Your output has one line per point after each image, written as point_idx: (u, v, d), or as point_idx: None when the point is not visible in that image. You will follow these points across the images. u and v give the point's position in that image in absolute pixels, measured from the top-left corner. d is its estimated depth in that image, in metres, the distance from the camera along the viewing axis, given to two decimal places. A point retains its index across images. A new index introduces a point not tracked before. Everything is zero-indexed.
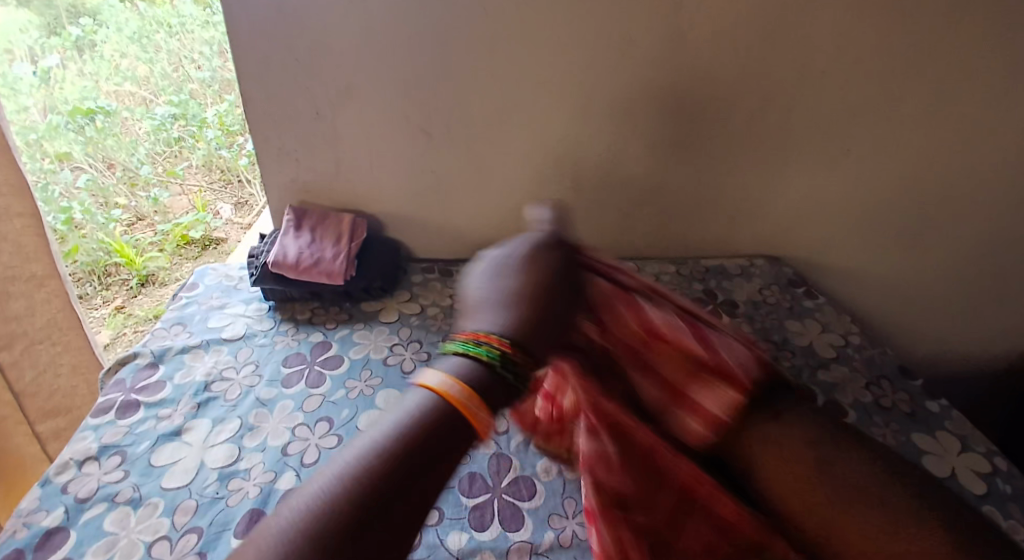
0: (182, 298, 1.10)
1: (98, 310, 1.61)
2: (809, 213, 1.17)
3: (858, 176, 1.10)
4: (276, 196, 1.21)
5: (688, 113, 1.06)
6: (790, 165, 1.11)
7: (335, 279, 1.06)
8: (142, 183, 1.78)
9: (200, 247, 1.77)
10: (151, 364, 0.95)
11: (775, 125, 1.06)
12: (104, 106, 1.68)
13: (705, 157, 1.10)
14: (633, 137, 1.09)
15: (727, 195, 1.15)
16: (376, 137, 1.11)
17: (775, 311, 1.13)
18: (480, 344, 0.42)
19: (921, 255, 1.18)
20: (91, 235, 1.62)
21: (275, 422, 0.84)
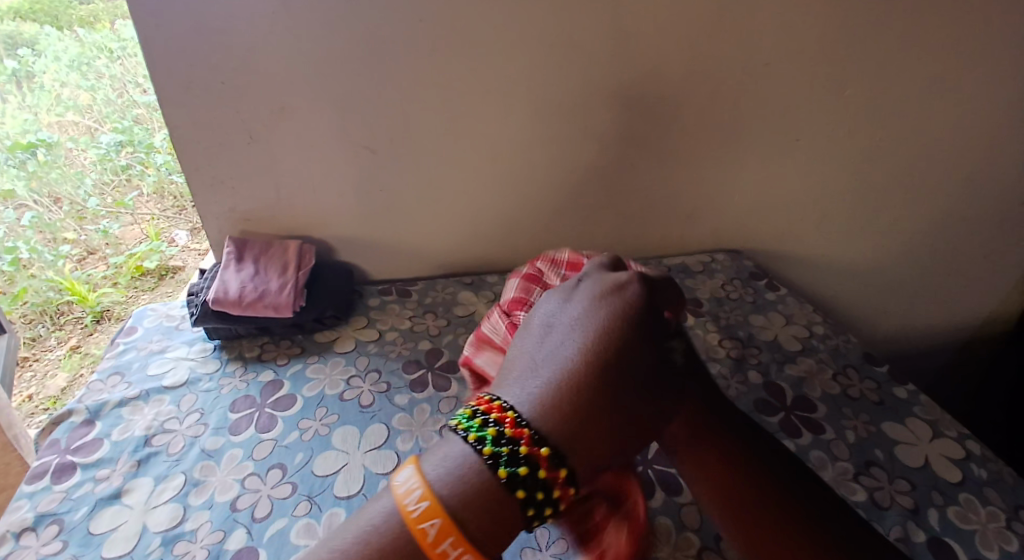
0: (119, 345, 1.03)
1: (52, 352, 1.51)
2: (766, 205, 1.16)
3: (810, 165, 1.10)
4: (215, 228, 1.14)
5: (636, 112, 1.04)
6: (744, 159, 1.09)
7: (282, 312, 1.00)
8: (90, 216, 1.68)
9: (156, 277, 1.64)
10: (87, 421, 0.88)
11: (725, 119, 1.04)
12: (45, 138, 1.59)
13: (659, 154, 1.08)
14: (583, 141, 1.06)
15: (683, 193, 1.14)
16: (317, 158, 1.06)
17: (739, 307, 1.12)
18: (478, 420, 0.51)
19: (878, 239, 1.18)
20: (39, 274, 1.55)
21: (223, 475, 0.79)
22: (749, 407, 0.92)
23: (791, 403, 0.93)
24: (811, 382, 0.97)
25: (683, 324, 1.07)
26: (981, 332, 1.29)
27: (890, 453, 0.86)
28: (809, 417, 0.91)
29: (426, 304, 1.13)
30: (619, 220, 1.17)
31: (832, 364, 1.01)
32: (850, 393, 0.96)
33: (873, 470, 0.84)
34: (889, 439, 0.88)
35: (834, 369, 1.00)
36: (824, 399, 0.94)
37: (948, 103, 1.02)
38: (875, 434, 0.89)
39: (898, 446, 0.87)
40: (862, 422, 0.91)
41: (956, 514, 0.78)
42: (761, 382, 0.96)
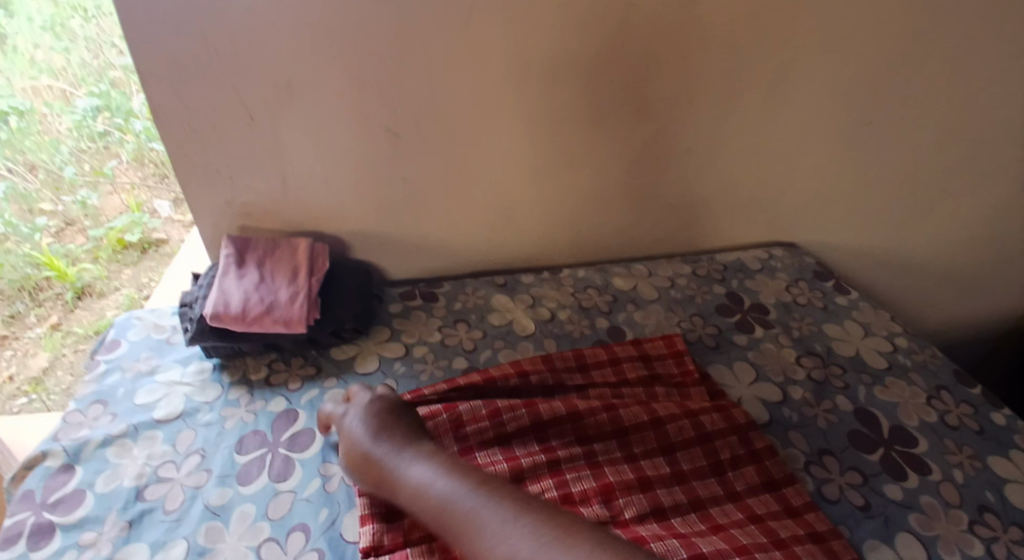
0: (100, 365, 0.88)
1: (32, 331, 1.36)
2: (808, 200, 1.16)
3: (834, 159, 1.10)
4: (209, 223, 0.97)
5: (668, 100, 0.98)
6: (780, 144, 1.07)
7: (295, 328, 0.84)
8: (66, 186, 1.36)
9: (139, 251, 1.47)
10: (65, 466, 0.73)
11: (757, 108, 1.02)
12: (17, 103, 1.23)
13: (706, 130, 1.03)
14: (625, 137, 1.01)
15: (726, 171, 1.09)
16: (331, 142, 0.91)
17: (809, 314, 1.03)
18: None
19: (907, 218, 1.19)
20: (16, 249, 1.32)
21: (234, 539, 0.65)
22: (844, 442, 0.80)
23: (888, 435, 0.82)
24: (906, 408, 0.86)
25: (752, 337, 0.96)
26: (994, 314, 1.35)
27: (1001, 495, 0.75)
28: (910, 452, 0.80)
29: (457, 310, 1.01)
30: (658, 204, 1.12)
31: (924, 386, 0.90)
32: (948, 421, 0.85)
33: (988, 517, 0.72)
34: (998, 478, 0.77)
35: (925, 391, 0.89)
36: (922, 429, 0.83)
37: (990, 88, 1.02)
38: (983, 471, 0.78)
39: (1010, 486, 0.76)
40: (967, 457, 0.80)
41: None
42: (852, 411, 0.85)
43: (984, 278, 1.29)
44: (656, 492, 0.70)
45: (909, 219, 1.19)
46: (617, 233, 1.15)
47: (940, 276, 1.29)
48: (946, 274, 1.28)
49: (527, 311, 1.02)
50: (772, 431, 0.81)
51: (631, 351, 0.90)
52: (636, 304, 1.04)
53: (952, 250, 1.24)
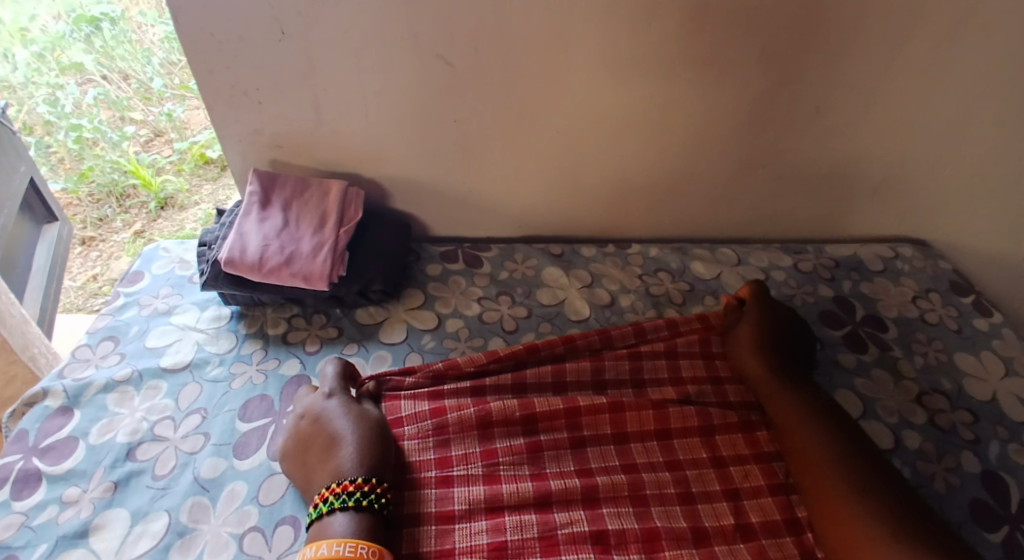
0: (119, 297, 0.83)
1: (117, 235, 1.27)
2: (951, 192, 0.93)
3: (1001, 141, 0.86)
4: (238, 154, 0.88)
5: (792, 46, 0.77)
6: (927, 116, 0.84)
7: (314, 284, 0.75)
8: (156, 97, 1.30)
9: (220, 168, 1.33)
10: (65, 409, 0.68)
11: (905, 66, 0.79)
12: (110, 10, 1.22)
13: (836, 88, 0.81)
14: (726, 90, 0.82)
15: (848, 144, 0.88)
16: (370, 71, 0.78)
17: (937, 336, 0.82)
18: None
19: None
20: (105, 154, 1.27)
21: (216, 524, 0.57)
22: (965, 515, 0.63)
23: (1022, 512, 0.63)
24: None
25: (861, 358, 0.78)
26: None
27: None
28: None
29: (501, 280, 0.89)
30: (757, 177, 0.92)
31: None
32: None
33: None
34: None
35: None
36: None
37: None
38: None
39: None
40: None
41: None
42: (978, 473, 0.66)
43: None
44: (712, 549, 0.56)
45: None
46: (701, 206, 0.97)
47: None
48: None
49: (582, 292, 0.87)
50: None
51: (695, 325, 0.75)
52: (715, 297, 0.87)
53: None
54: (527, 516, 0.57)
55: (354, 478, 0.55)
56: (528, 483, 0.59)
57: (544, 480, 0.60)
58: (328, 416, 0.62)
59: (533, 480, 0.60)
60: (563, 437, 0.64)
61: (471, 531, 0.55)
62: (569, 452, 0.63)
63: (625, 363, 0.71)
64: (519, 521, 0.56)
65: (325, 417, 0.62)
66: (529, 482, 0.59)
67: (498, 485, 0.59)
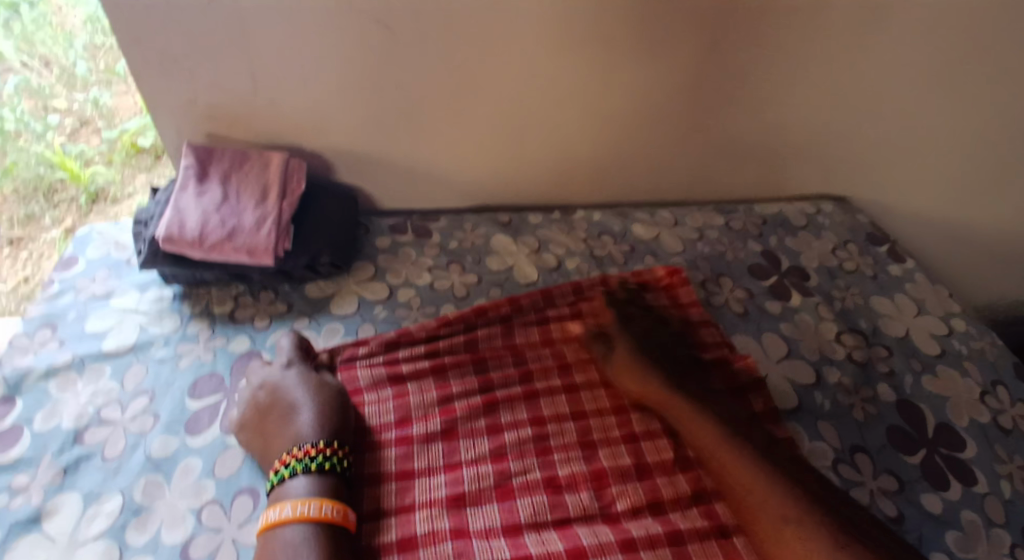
0: (53, 285, 0.80)
1: (46, 234, 1.13)
2: (868, 151, 0.99)
3: (911, 101, 0.92)
4: (172, 128, 0.85)
5: (719, 10, 0.80)
6: (845, 79, 0.90)
7: (260, 259, 0.74)
8: (81, 83, 1.20)
9: (155, 158, 1.22)
10: (4, 399, 0.66)
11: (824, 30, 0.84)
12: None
13: (764, 52, 0.85)
14: (660, 55, 0.85)
15: (776, 107, 0.92)
16: (306, 39, 0.77)
17: (857, 283, 0.89)
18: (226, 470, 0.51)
19: (984, 181, 1.02)
20: (28, 146, 1.14)
21: (174, 498, 0.57)
22: (881, 439, 0.69)
23: (932, 435, 0.70)
24: (956, 404, 0.74)
25: (788, 306, 0.84)
26: None
27: None
28: (954, 456, 0.69)
29: (451, 250, 0.90)
30: (693, 140, 0.96)
31: (979, 379, 0.78)
32: (1001, 423, 0.73)
33: None
34: None
35: (980, 386, 0.77)
36: (971, 429, 0.72)
37: None
38: None
39: None
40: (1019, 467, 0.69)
41: None
42: (894, 403, 0.73)
43: None
44: (656, 482, 0.60)
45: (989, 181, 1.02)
46: (643, 171, 1.00)
47: (1010, 254, 1.13)
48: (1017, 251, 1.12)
49: (531, 257, 0.89)
50: (801, 419, 0.70)
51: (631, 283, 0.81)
52: (656, 257, 0.91)
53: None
54: (484, 471, 0.59)
55: (315, 443, 0.56)
56: (485, 440, 0.62)
57: (499, 432, 0.62)
58: (285, 386, 0.62)
59: (489, 435, 0.62)
60: (517, 391, 0.66)
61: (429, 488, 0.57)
62: (522, 404, 0.65)
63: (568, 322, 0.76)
64: (476, 473, 0.59)
65: (283, 388, 0.62)
66: (486, 440, 0.62)
67: (456, 442, 0.61)
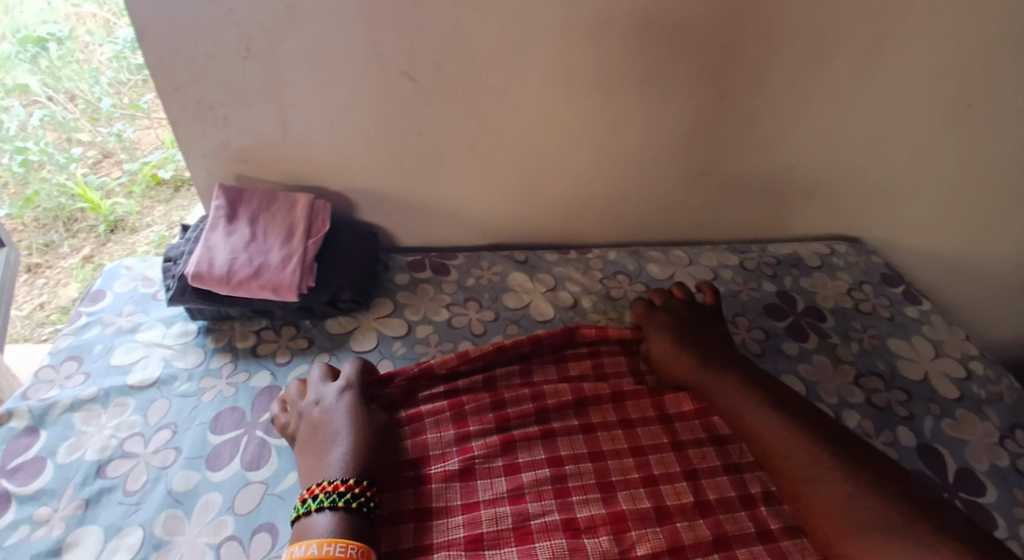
0: (81, 317, 0.82)
1: (65, 261, 1.22)
2: (879, 193, 1.01)
3: (920, 147, 0.94)
4: (203, 168, 0.88)
5: (732, 63, 0.83)
6: (856, 125, 0.92)
7: (284, 295, 0.76)
8: (105, 117, 1.24)
9: (173, 189, 1.31)
10: (30, 430, 0.67)
11: (836, 78, 0.86)
12: (58, 30, 1.13)
13: (775, 100, 0.88)
14: (674, 104, 0.88)
15: (788, 151, 0.95)
16: (336, 87, 0.80)
17: (873, 324, 0.89)
18: (317, 498, 0.55)
19: (993, 223, 1.03)
20: (52, 176, 1.20)
21: (193, 533, 0.57)
22: None
23: (953, 480, 0.69)
24: (976, 447, 0.73)
25: (804, 346, 0.84)
26: None
27: None
28: (977, 502, 0.68)
29: (469, 286, 0.91)
30: (708, 182, 0.98)
31: (999, 423, 0.77)
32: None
33: None
34: None
35: (999, 429, 0.76)
36: (995, 475, 0.71)
37: None
38: None
39: None
40: None
41: None
42: (914, 446, 0.72)
43: None
44: (675, 524, 0.59)
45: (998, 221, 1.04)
46: (657, 211, 1.02)
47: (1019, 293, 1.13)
48: None
49: (547, 295, 0.91)
50: None
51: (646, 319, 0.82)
52: None
53: None
54: (502, 512, 0.59)
55: (344, 479, 0.56)
56: (503, 481, 0.61)
57: (518, 472, 0.62)
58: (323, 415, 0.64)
59: (507, 475, 0.62)
60: (534, 431, 0.66)
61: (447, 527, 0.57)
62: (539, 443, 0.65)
63: (587, 359, 0.77)
64: (493, 514, 0.58)
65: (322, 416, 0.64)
66: (504, 481, 0.61)
67: (474, 482, 0.61)
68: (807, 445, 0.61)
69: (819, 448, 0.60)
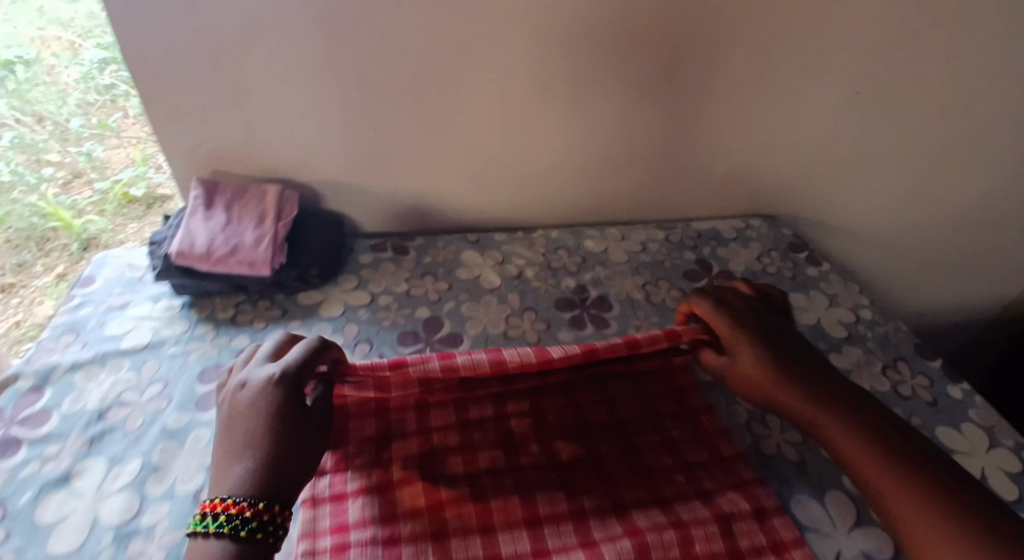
0: (75, 298, 0.91)
1: (39, 280, 1.33)
2: (783, 173, 1.17)
3: (812, 132, 1.10)
4: (181, 166, 0.99)
5: (644, 64, 0.97)
6: (757, 115, 1.07)
7: (259, 270, 0.87)
8: (74, 137, 1.35)
9: (145, 207, 1.39)
10: (35, 388, 0.77)
11: (737, 73, 1.00)
12: (24, 53, 1.23)
13: (682, 95, 1.02)
14: (597, 101, 1.01)
15: (701, 139, 1.09)
16: (300, 90, 0.92)
17: (776, 282, 1.04)
18: (208, 518, 0.54)
19: (880, 194, 1.20)
20: (23, 198, 1.32)
21: (186, 459, 0.68)
22: None
23: None
24: (858, 375, 0.87)
25: None
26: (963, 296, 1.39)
27: None
28: None
29: (425, 264, 1.03)
30: (633, 168, 1.12)
31: (881, 357, 0.90)
32: (900, 391, 0.85)
33: None
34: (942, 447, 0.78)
35: (881, 361, 0.90)
36: (872, 396, 0.84)
37: (964, 68, 1.01)
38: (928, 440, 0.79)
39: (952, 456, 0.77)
40: (913, 425, 0.80)
41: None
42: None
43: (951, 261, 1.32)
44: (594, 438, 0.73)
45: (887, 194, 1.20)
46: (592, 195, 1.15)
47: (909, 255, 1.31)
48: (915, 252, 1.30)
49: (495, 268, 1.03)
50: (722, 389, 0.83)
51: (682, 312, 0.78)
52: (604, 266, 1.05)
53: (921, 228, 1.26)
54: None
55: (231, 498, 0.55)
56: (461, 433, 0.68)
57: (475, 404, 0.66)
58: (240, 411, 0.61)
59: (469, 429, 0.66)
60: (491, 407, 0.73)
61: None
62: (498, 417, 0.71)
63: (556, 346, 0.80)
64: (442, 428, 0.72)
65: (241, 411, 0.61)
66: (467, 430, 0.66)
67: (427, 412, 0.74)
68: (853, 427, 0.63)
69: (864, 432, 0.62)
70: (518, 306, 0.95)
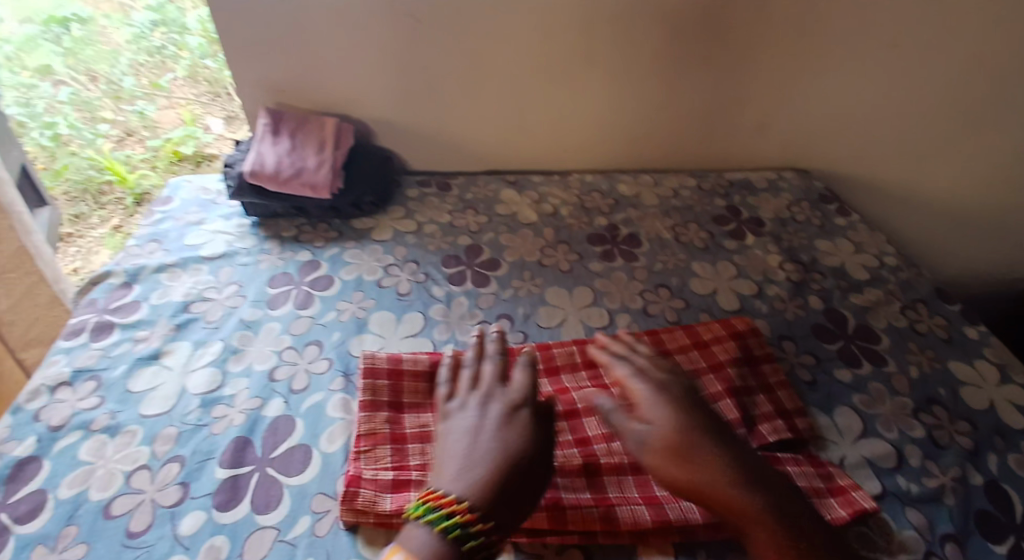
0: (155, 214, 1.02)
1: (95, 231, 1.34)
2: (818, 126, 1.18)
3: (848, 84, 1.12)
4: (249, 97, 1.08)
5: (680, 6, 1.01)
6: (793, 63, 1.09)
7: (319, 192, 0.96)
8: (126, 96, 1.54)
9: (193, 165, 1.44)
10: (125, 284, 0.87)
11: (772, 18, 1.03)
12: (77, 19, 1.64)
13: (719, 40, 1.05)
14: (634, 43, 1.05)
15: (735, 87, 1.12)
16: (356, 25, 0.99)
17: (804, 229, 1.08)
18: None
19: (918, 153, 1.20)
20: (81, 151, 1.43)
21: (260, 346, 0.77)
22: (806, 332, 0.87)
23: (852, 332, 0.88)
24: (876, 312, 0.91)
25: (742, 243, 1.03)
26: (1007, 268, 1.36)
27: (952, 390, 0.80)
28: (870, 347, 0.86)
29: (468, 199, 1.10)
30: (668, 116, 1.16)
31: (901, 297, 0.95)
32: (917, 328, 0.90)
33: (934, 408, 0.78)
34: (954, 378, 0.82)
35: (901, 301, 0.94)
36: (889, 331, 0.89)
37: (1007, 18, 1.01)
38: (940, 371, 0.83)
39: (964, 387, 0.80)
40: (927, 357, 0.85)
41: (1018, 461, 0.71)
42: (822, 309, 0.91)
43: (994, 230, 1.30)
44: None
45: (925, 153, 1.20)
46: (627, 141, 1.20)
47: (949, 220, 1.30)
48: (955, 217, 1.29)
49: (532, 206, 1.09)
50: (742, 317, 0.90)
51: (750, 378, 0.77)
52: (636, 208, 1.10)
53: (963, 192, 1.25)
54: None
55: None
56: None
57: None
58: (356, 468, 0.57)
59: None
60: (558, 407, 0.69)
61: (424, 453, 0.63)
62: (566, 425, 0.68)
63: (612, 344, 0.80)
64: None
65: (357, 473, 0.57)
66: None
67: None
68: None
69: None
70: (552, 239, 1.02)
